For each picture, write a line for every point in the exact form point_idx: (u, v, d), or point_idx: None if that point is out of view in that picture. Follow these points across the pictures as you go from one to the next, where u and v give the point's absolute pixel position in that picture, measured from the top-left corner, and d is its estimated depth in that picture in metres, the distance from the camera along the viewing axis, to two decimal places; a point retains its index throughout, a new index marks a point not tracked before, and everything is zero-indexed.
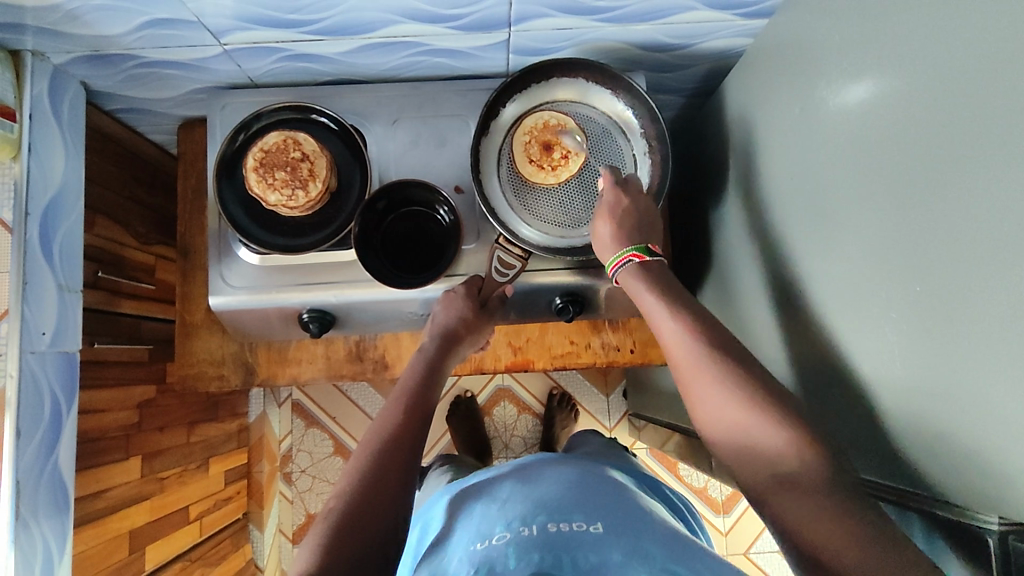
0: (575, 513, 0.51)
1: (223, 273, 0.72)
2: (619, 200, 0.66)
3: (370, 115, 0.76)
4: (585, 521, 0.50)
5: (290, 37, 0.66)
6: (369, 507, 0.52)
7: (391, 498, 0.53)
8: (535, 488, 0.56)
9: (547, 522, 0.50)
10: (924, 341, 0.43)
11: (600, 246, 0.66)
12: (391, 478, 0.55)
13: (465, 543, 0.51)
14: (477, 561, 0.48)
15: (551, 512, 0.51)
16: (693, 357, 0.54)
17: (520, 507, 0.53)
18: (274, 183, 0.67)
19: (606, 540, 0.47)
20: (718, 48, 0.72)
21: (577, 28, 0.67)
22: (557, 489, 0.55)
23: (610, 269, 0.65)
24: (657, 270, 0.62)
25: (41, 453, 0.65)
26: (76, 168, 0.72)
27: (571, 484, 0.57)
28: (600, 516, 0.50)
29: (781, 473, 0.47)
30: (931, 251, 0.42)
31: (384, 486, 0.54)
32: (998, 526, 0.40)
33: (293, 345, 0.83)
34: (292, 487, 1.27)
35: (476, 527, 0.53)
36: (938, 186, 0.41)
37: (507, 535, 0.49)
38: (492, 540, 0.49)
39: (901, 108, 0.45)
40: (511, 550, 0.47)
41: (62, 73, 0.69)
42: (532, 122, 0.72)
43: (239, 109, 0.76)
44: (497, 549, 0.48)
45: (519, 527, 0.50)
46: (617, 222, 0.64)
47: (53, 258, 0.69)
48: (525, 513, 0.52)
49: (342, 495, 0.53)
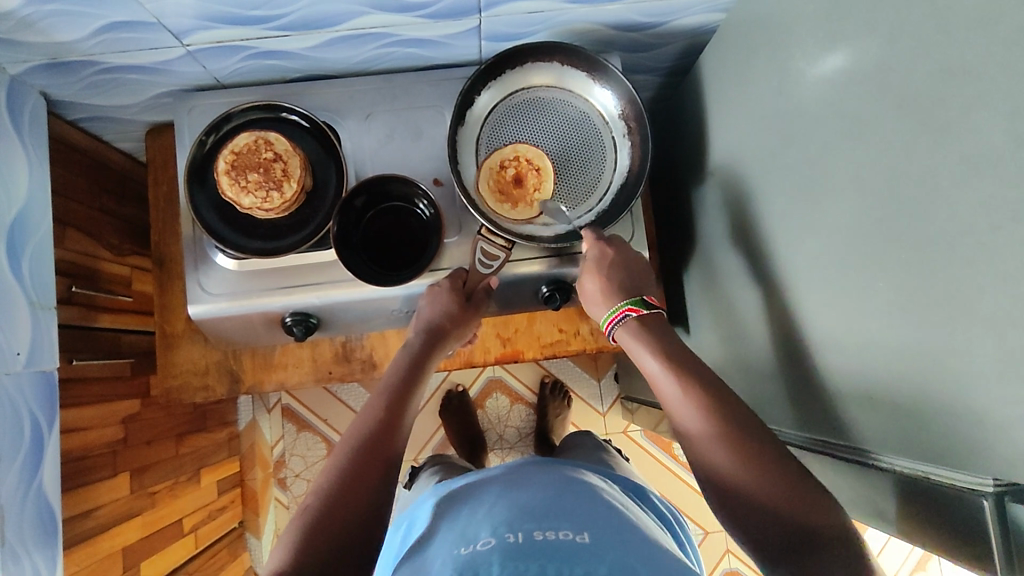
0: (562, 522, 0.50)
1: (200, 280, 0.70)
2: (604, 251, 0.66)
3: (343, 111, 0.74)
4: (572, 530, 0.49)
5: (254, 34, 0.64)
6: (346, 503, 0.51)
7: (370, 494, 0.52)
8: (523, 495, 0.55)
9: (533, 529, 0.49)
10: (908, 308, 0.43)
11: (593, 301, 0.67)
12: (372, 471, 0.54)
13: (448, 546, 0.50)
14: (461, 564, 0.47)
15: (539, 520, 0.51)
16: (688, 408, 0.53)
17: (506, 513, 0.52)
18: (246, 185, 0.66)
19: (592, 550, 0.46)
20: (692, 24, 0.71)
21: (548, 10, 0.66)
22: (545, 496, 0.55)
23: (605, 326, 0.65)
24: (652, 324, 0.61)
25: (24, 476, 0.63)
26: (42, 181, 0.70)
27: (559, 491, 0.56)
28: (588, 526, 0.50)
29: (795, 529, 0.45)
30: (912, 216, 0.42)
31: (362, 480, 0.53)
32: (994, 488, 0.40)
33: (278, 350, 0.82)
34: (287, 492, 1.23)
35: (461, 530, 0.52)
36: (917, 149, 0.41)
37: (492, 541, 0.48)
38: (476, 545, 0.48)
39: (878, 74, 0.44)
40: (496, 555, 0.46)
41: (20, 84, 0.67)
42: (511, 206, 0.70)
43: (207, 112, 0.74)
44: (481, 553, 0.47)
45: (505, 533, 0.49)
46: (605, 275, 0.65)
47: (24, 275, 0.67)
48: (512, 519, 0.51)
49: (318, 492, 0.52)
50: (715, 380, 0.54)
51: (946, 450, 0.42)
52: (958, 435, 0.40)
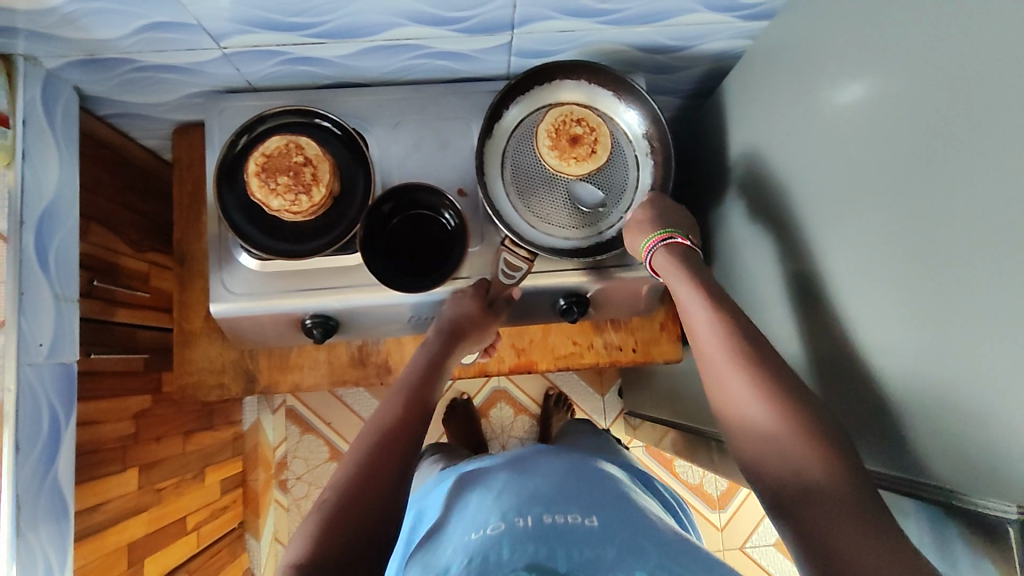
0: (570, 506, 0.51)
1: (224, 279, 0.71)
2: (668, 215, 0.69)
3: (371, 118, 0.75)
4: (581, 514, 0.50)
5: (291, 40, 0.65)
6: (364, 493, 0.51)
7: (388, 487, 0.53)
8: (531, 479, 0.56)
9: (542, 513, 0.50)
10: (935, 334, 0.44)
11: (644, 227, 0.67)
12: (390, 464, 0.55)
13: (460, 533, 0.51)
14: (471, 553, 0.47)
15: (546, 504, 0.51)
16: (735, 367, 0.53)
17: (515, 497, 0.53)
18: (276, 188, 0.67)
19: (601, 535, 0.47)
20: (717, 49, 0.73)
21: (579, 30, 0.67)
22: (553, 482, 0.55)
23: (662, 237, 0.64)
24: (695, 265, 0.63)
25: (41, 467, 0.63)
26: (71, 174, 0.71)
27: (568, 476, 0.57)
28: (596, 510, 0.50)
29: (799, 462, 0.47)
30: (943, 245, 0.43)
31: (381, 474, 0.54)
32: (1018, 516, 0.39)
33: (294, 351, 0.81)
34: (287, 494, 1.23)
35: (471, 516, 0.53)
36: (949, 181, 0.42)
37: (502, 526, 0.49)
38: (486, 530, 0.49)
39: (905, 106, 0.46)
40: (506, 543, 0.47)
41: (55, 78, 0.67)
42: (548, 127, 0.71)
43: (237, 114, 0.75)
44: (491, 538, 0.48)
45: (514, 518, 0.50)
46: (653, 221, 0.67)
47: (49, 266, 0.67)
48: (519, 504, 0.52)
49: (337, 484, 0.53)
50: (764, 344, 0.54)
51: (969, 473, 0.43)
52: (980, 460, 0.41)
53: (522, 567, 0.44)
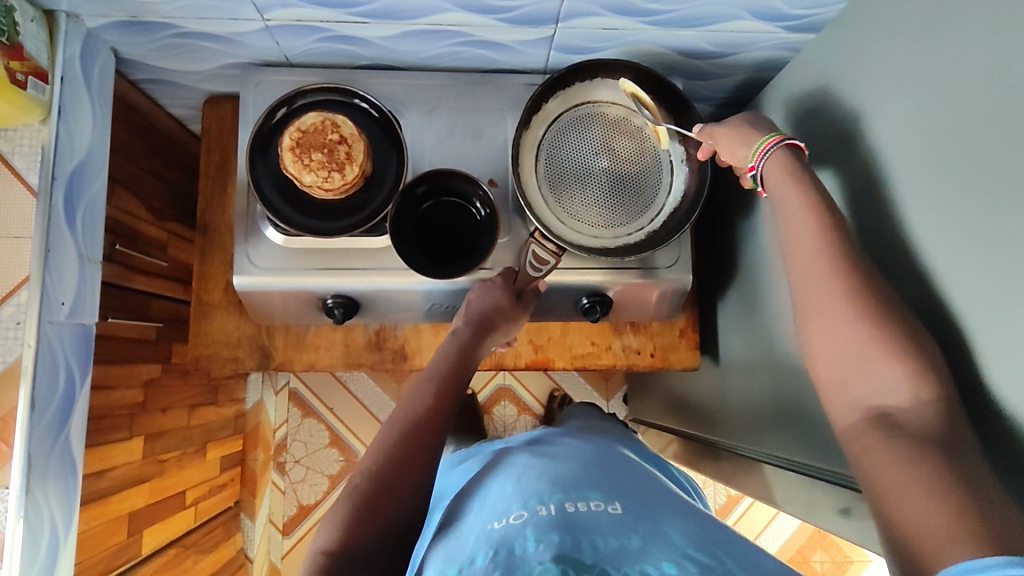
0: (592, 492, 0.50)
1: (248, 253, 0.70)
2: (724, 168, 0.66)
3: (406, 102, 0.75)
4: (603, 501, 0.49)
5: (335, 17, 0.65)
6: (391, 483, 0.51)
7: (417, 477, 0.53)
8: (554, 465, 0.55)
9: (564, 501, 0.48)
10: (983, 357, 0.44)
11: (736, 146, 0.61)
12: (418, 454, 0.54)
13: (481, 520, 0.49)
14: (495, 540, 0.46)
15: (567, 491, 0.50)
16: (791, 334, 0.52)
17: (537, 483, 0.52)
18: (309, 163, 0.66)
19: (627, 524, 0.46)
20: (757, 59, 0.73)
21: (622, 29, 0.67)
22: (574, 467, 0.55)
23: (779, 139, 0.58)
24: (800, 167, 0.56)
25: (53, 426, 0.63)
26: (103, 135, 0.70)
27: (589, 462, 0.56)
28: (618, 497, 0.50)
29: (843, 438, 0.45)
30: (998, 267, 0.42)
31: (409, 464, 0.53)
32: None
33: (311, 331, 0.81)
34: (284, 477, 1.22)
35: (492, 502, 0.51)
36: (1003, 201, 0.42)
37: (525, 514, 0.47)
38: (510, 518, 0.47)
39: (961, 125, 0.46)
40: (530, 530, 0.45)
41: (94, 38, 0.67)
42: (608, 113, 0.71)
43: (273, 88, 0.75)
44: (515, 527, 0.46)
45: (537, 505, 0.48)
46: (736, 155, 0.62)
47: (76, 226, 0.67)
48: (542, 490, 0.50)
49: (366, 471, 0.52)
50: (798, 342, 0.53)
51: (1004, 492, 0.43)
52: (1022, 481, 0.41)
53: (550, 559, 0.42)
